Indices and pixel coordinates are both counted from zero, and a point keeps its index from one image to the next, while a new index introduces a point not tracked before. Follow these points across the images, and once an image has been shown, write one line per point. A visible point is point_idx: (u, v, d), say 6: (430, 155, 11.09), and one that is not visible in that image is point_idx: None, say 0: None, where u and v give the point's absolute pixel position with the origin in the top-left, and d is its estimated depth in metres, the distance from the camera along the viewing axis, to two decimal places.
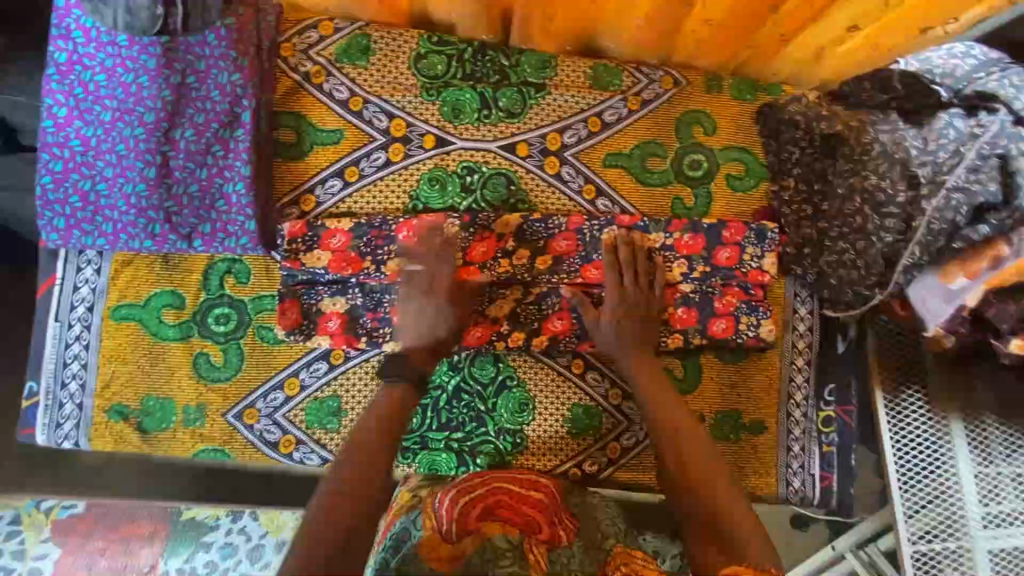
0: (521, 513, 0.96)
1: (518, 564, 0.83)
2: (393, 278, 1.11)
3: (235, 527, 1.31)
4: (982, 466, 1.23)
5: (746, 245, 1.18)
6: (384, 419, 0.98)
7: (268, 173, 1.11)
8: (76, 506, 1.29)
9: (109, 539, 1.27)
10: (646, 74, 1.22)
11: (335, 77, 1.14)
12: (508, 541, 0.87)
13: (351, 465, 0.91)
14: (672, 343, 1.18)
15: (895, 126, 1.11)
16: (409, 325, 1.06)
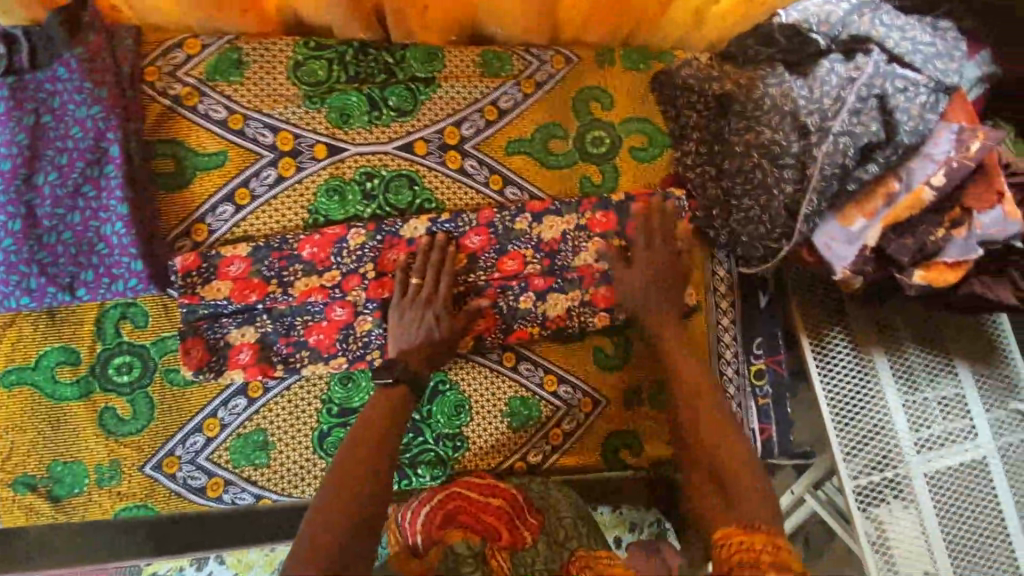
0: (480, 516, 1.02)
1: (480, 570, 0.94)
2: (303, 299, 1.07)
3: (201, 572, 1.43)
4: (909, 394, 1.30)
5: None
6: (378, 422, 0.97)
7: (151, 207, 1.04)
8: None
9: None
10: (536, 55, 1.20)
11: (210, 96, 1.08)
12: (469, 548, 0.96)
13: (345, 471, 0.89)
14: (598, 323, 1.18)
15: (782, 79, 1.11)
16: (399, 333, 1.04)
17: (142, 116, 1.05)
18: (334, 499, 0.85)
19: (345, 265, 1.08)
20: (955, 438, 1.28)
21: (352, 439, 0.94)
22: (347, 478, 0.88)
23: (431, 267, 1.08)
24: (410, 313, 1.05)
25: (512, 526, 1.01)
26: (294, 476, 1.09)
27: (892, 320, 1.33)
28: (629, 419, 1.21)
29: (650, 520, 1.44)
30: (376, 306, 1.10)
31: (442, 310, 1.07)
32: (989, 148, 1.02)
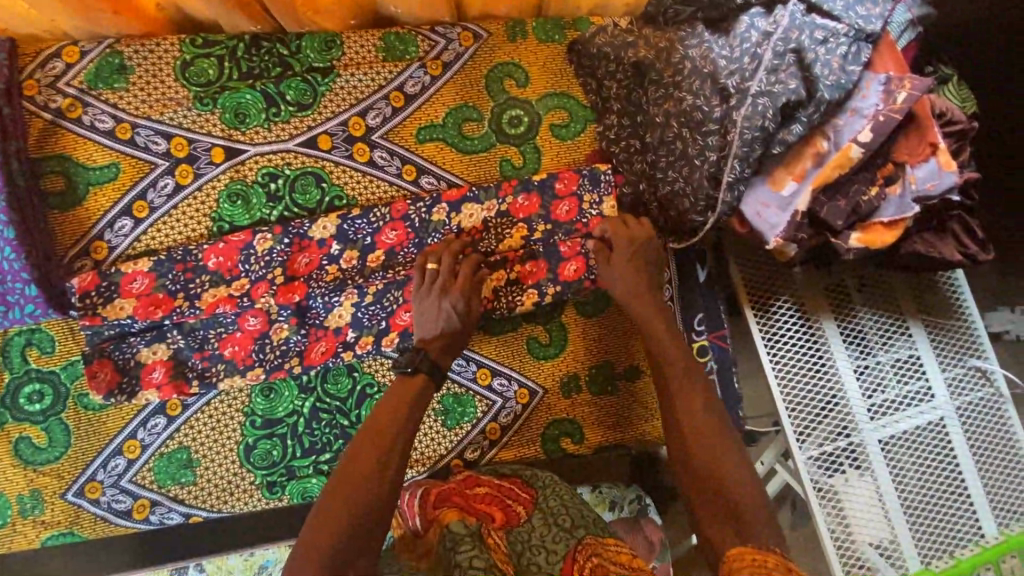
0: (476, 502, 1.01)
1: (477, 548, 0.90)
2: (210, 311, 1.03)
3: None
4: (861, 359, 1.25)
5: (582, 193, 1.13)
6: (398, 411, 0.94)
7: (42, 226, 1.00)
8: None
9: None
10: (442, 34, 1.13)
11: (94, 106, 1.03)
12: (466, 527, 0.93)
13: (353, 467, 0.89)
14: (527, 301, 1.13)
15: (701, 38, 1.05)
16: (418, 320, 1.01)
17: (23, 133, 1.00)
18: (335, 505, 0.85)
19: (253, 274, 1.04)
20: (911, 401, 1.24)
21: (363, 433, 0.93)
22: (347, 481, 0.87)
23: (449, 255, 1.05)
24: (431, 300, 1.02)
25: (503, 505, 1.01)
26: (222, 491, 1.06)
27: (842, 283, 1.27)
28: (570, 406, 1.18)
29: (631, 496, 1.21)
30: (290, 313, 1.05)
31: (468, 295, 1.03)
32: (917, 98, 0.96)
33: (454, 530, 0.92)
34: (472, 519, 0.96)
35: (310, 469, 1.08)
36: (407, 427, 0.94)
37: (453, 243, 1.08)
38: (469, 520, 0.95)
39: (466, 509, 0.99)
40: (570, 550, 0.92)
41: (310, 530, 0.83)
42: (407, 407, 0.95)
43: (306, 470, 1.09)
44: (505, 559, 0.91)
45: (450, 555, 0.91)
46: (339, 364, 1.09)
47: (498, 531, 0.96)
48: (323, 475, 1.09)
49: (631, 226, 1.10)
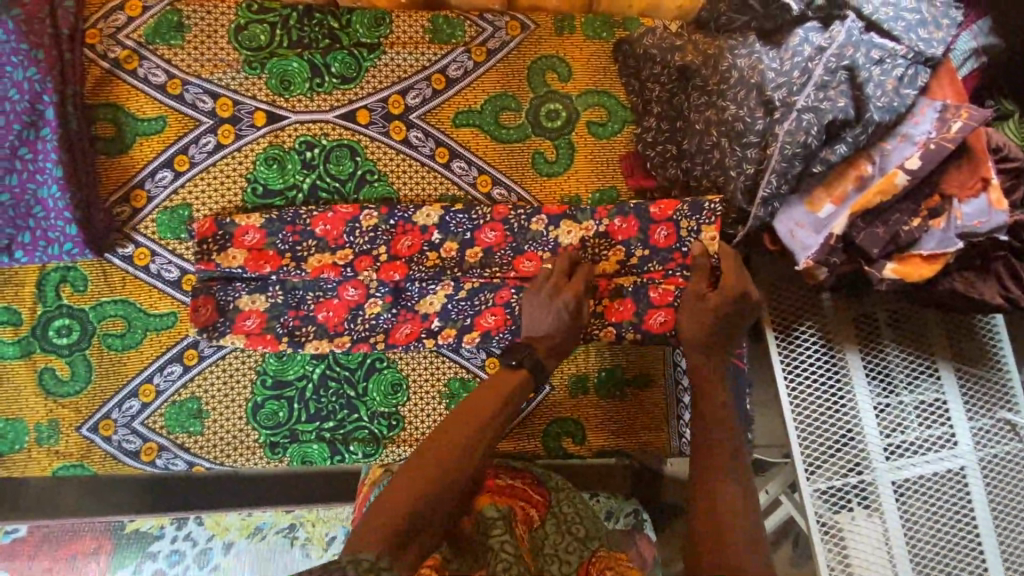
0: (501, 490, 0.99)
1: (509, 533, 0.86)
2: (316, 275, 1.08)
3: (181, 534, 1.29)
4: (883, 397, 1.20)
5: (680, 220, 1.08)
6: (495, 397, 0.97)
7: (88, 169, 1.04)
8: (19, 531, 1.28)
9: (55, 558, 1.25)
10: (491, 21, 1.13)
11: (149, 60, 1.06)
12: (498, 511, 0.88)
13: (442, 440, 0.90)
14: (604, 337, 1.11)
15: (752, 49, 1.03)
16: (533, 319, 1.04)
17: (82, 78, 1.04)
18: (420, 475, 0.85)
19: (282, 245, 1.07)
20: (932, 446, 1.18)
21: (460, 410, 0.95)
22: (430, 454, 0.88)
23: (566, 260, 1.08)
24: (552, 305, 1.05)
25: (521, 506, 0.98)
26: (226, 445, 1.09)
27: (871, 314, 1.23)
28: (574, 407, 1.17)
29: (627, 509, 1.19)
30: (387, 291, 1.10)
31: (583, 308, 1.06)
32: (973, 128, 0.92)
33: (487, 515, 0.87)
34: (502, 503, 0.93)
35: (312, 435, 1.10)
36: (500, 415, 0.96)
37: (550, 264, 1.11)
38: (500, 504, 0.91)
39: (492, 494, 0.96)
40: (584, 560, 0.94)
41: (388, 490, 0.84)
42: (507, 396, 0.98)
43: (309, 435, 1.11)
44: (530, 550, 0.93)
45: (479, 538, 0.86)
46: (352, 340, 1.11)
47: (520, 523, 0.94)
48: (325, 442, 1.11)
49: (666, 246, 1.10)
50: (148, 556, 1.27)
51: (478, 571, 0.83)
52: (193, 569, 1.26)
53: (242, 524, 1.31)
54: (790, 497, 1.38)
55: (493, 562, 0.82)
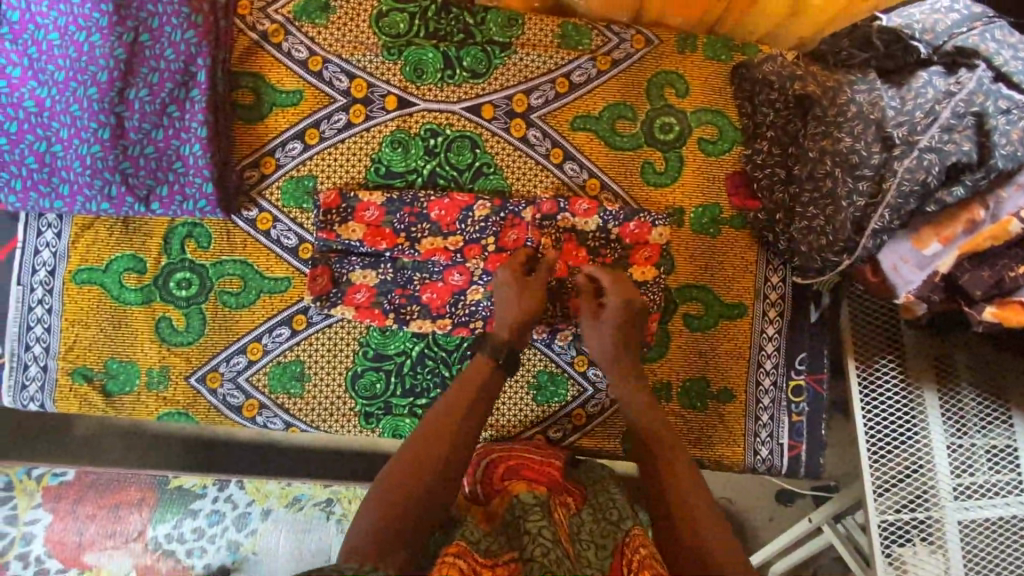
0: (542, 477, 1.01)
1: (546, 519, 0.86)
2: (426, 257, 1.12)
3: (221, 496, 1.41)
4: (956, 438, 1.20)
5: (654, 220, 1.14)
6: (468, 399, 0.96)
7: (226, 133, 1.09)
8: (65, 475, 1.40)
9: (98, 506, 1.38)
10: (617, 33, 1.17)
11: (294, 36, 1.12)
12: (535, 497, 0.90)
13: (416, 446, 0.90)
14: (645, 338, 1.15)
15: (873, 85, 1.05)
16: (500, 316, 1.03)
17: (231, 47, 1.10)
18: (390, 495, 0.83)
19: (399, 225, 1.11)
20: (1002, 492, 1.17)
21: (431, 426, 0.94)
22: (400, 472, 0.87)
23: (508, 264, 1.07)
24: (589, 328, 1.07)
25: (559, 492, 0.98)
26: (324, 410, 1.13)
27: (950, 356, 1.23)
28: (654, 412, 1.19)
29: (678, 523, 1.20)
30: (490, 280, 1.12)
31: (611, 332, 1.05)
32: None
33: (524, 500, 0.90)
34: (541, 489, 0.94)
35: (405, 409, 1.14)
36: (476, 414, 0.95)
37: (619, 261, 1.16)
38: (537, 492, 0.92)
39: (532, 481, 0.98)
40: (619, 543, 0.86)
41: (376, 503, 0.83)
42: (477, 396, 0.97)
43: (401, 409, 1.14)
44: (565, 535, 0.87)
45: (517, 522, 0.86)
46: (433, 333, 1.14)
47: (562, 508, 0.94)
48: (416, 418, 1.14)
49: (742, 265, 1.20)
50: (189, 513, 1.39)
51: (512, 552, 0.83)
52: (230, 530, 1.39)
53: (281, 494, 1.42)
54: (833, 529, 1.39)
55: (529, 547, 0.81)
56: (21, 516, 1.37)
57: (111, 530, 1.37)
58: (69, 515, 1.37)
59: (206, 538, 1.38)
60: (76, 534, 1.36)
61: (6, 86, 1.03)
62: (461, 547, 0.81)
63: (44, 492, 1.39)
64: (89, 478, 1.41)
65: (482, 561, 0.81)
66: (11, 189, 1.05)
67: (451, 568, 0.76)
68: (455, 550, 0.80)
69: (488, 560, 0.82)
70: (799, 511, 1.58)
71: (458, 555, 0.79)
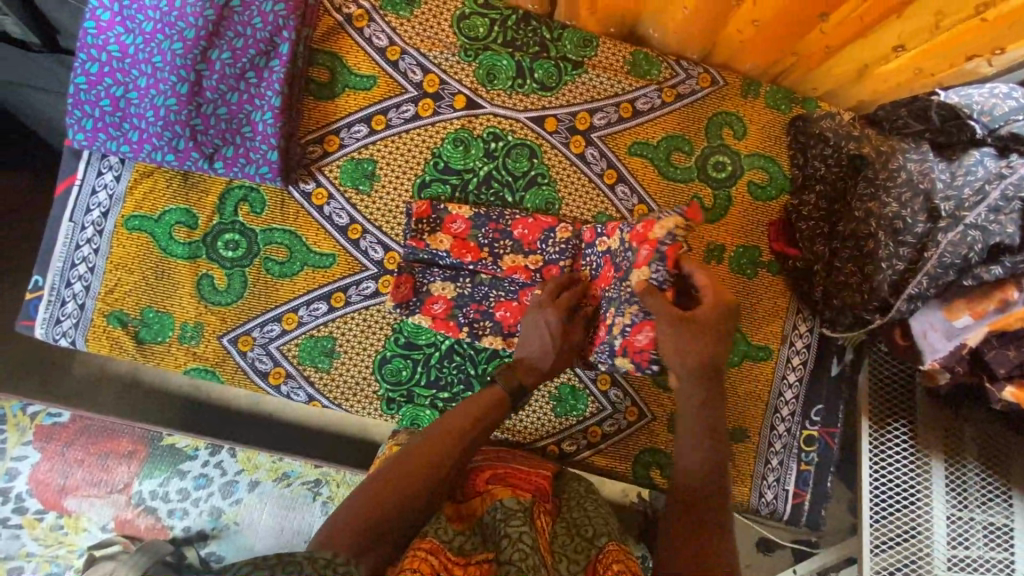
0: (525, 484, 1.00)
1: (527, 524, 0.84)
2: (507, 274, 1.15)
3: (212, 460, 1.41)
4: (955, 510, 1.21)
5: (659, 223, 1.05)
6: (481, 410, 1.00)
7: (298, 105, 1.12)
8: (60, 416, 1.41)
9: (86, 453, 1.38)
10: (685, 69, 1.21)
11: (377, 23, 1.15)
12: (518, 503, 0.88)
13: (422, 444, 0.93)
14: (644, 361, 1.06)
15: (925, 156, 1.06)
16: (525, 344, 1.09)
17: (315, 25, 1.13)
18: (377, 489, 0.86)
19: (483, 239, 1.14)
20: (993, 568, 1.18)
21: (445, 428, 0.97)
22: (389, 470, 0.90)
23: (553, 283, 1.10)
24: (687, 339, 0.97)
25: (540, 499, 0.98)
26: (348, 388, 1.15)
27: (959, 429, 1.24)
28: (668, 440, 1.20)
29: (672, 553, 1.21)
30: None
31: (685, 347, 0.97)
32: None
33: (507, 505, 0.88)
34: (525, 495, 0.93)
35: (426, 400, 1.16)
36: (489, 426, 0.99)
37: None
38: (522, 497, 0.91)
39: (515, 486, 0.97)
40: (592, 561, 0.86)
41: (371, 488, 0.86)
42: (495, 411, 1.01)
43: (423, 400, 1.16)
44: (545, 544, 0.86)
45: (498, 525, 0.85)
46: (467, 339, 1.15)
47: (544, 515, 0.94)
48: (436, 410, 1.16)
49: (773, 309, 1.23)
50: (178, 473, 1.39)
51: (488, 553, 0.83)
52: (215, 496, 1.39)
53: (270, 468, 1.42)
54: None
55: (508, 551, 0.79)
56: (11, 451, 1.38)
57: (96, 478, 1.37)
58: (58, 455, 1.38)
59: (190, 500, 1.38)
60: (61, 477, 1.37)
61: (94, 28, 1.05)
62: (434, 544, 0.80)
63: (38, 430, 1.39)
64: (81, 424, 1.41)
65: (455, 559, 0.80)
66: (80, 127, 1.06)
67: (424, 565, 0.76)
68: (430, 546, 0.80)
69: (462, 559, 0.81)
70: (775, 563, 1.58)
71: (430, 551, 0.79)
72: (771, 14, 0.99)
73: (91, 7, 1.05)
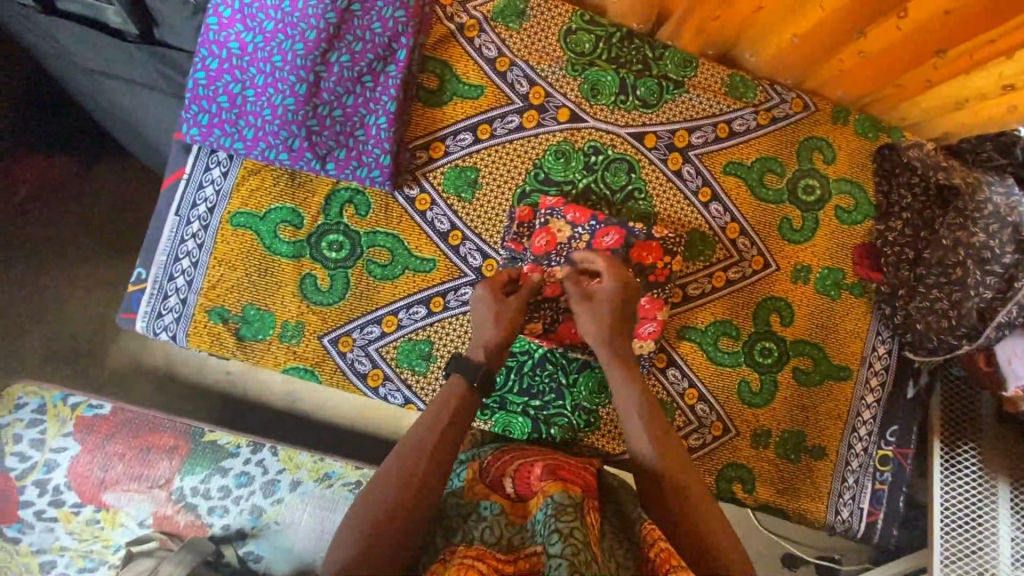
0: (576, 479, 0.96)
1: (578, 522, 0.80)
2: None
3: (253, 458, 1.38)
4: (1020, 532, 1.17)
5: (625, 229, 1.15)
6: (451, 404, 0.98)
7: (408, 111, 1.13)
8: (101, 408, 1.38)
9: (128, 446, 1.36)
10: (779, 93, 1.24)
11: (487, 34, 1.17)
12: (569, 498, 0.84)
13: (406, 451, 0.91)
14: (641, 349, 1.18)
15: (1010, 189, 1.10)
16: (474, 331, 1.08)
17: (429, 32, 1.15)
18: (375, 512, 0.84)
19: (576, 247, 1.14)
20: None
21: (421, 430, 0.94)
22: (381, 485, 0.88)
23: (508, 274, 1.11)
24: (590, 314, 1.07)
25: (589, 495, 0.94)
26: None
27: None
28: (751, 455, 1.24)
29: None
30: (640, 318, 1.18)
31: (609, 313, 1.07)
32: None
33: (558, 500, 0.83)
34: (575, 490, 0.89)
35: (519, 407, 1.17)
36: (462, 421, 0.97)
37: (734, 299, 1.23)
38: (572, 493, 0.86)
39: (566, 481, 0.92)
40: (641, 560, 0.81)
41: (367, 513, 0.84)
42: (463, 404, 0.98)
43: (515, 407, 1.18)
44: (594, 540, 0.82)
45: (547, 521, 0.80)
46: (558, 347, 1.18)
47: (594, 512, 0.90)
48: (528, 417, 1.17)
49: (855, 331, 1.27)
50: (220, 470, 1.36)
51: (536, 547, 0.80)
52: (257, 495, 1.37)
53: (312, 468, 1.40)
54: None
55: (559, 545, 0.76)
56: (48, 443, 1.35)
57: (138, 472, 1.35)
58: (97, 450, 1.35)
59: (230, 498, 1.36)
60: (98, 470, 1.34)
61: (216, 24, 1.05)
62: (480, 550, 0.79)
63: (78, 421, 1.37)
64: (122, 416, 1.38)
65: (503, 558, 0.79)
66: (196, 122, 1.07)
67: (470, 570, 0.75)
68: (476, 553, 0.78)
69: (509, 557, 0.80)
70: None
71: (477, 558, 0.78)
72: (881, 46, 1.03)
73: (214, 3, 1.05)
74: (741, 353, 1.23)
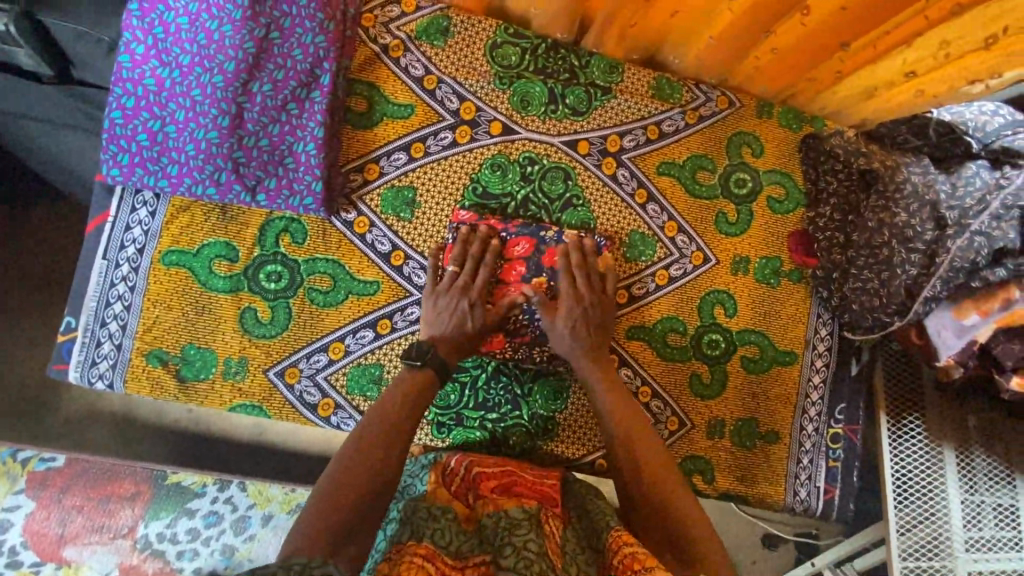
0: (534, 492, 0.98)
1: (534, 532, 0.80)
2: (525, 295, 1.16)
3: (220, 496, 1.35)
4: (966, 493, 1.20)
5: (542, 237, 1.17)
6: (410, 395, 1.02)
7: (339, 135, 1.13)
8: (54, 460, 1.33)
9: (86, 498, 1.31)
10: (704, 92, 1.28)
11: (413, 53, 1.17)
12: (524, 511, 0.84)
13: (362, 441, 0.94)
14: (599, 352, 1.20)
15: (926, 169, 1.13)
16: (433, 319, 1.09)
17: (354, 55, 1.14)
18: (332, 492, 0.86)
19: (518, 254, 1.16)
20: (1006, 546, 1.16)
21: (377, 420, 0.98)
22: (336, 470, 0.90)
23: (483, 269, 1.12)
24: (561, 325, 1.11)
25: (548, 502, 0.96)
26: None
27: None
28: (709, 446, 1.27)
29: None
30: None
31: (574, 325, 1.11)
32: None
33: (512, 514, 0.83)
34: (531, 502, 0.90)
35: (476, 422, 1.17)
36: (416, 415, 1.01)
37: (679, 296, 1.26)
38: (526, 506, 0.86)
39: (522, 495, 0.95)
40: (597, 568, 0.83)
41: (324, 495, 0.86)
42: (414, 397, 1.02)
43: (472, 422, 1.18)
44: (553, 548, 0.83)
45: (501, 534, 0.81)
46: (504, 360, 1.19)
47: (554, 520, 0.90)
48: (486, 431, 1.17)
49: (797, 316, 1.31)
50: (186, 512, 1.32)
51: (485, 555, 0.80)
52: (227, 534, 1.33)
53: (284, 500, 1.36)
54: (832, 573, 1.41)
55: (510, 558, 0.77)
56: (1, 502, 1.29)
57: (99, 524, 1.30)
58: (53, 503, 1.30)
59: (200, 540, 1.32)
60: (57, 524, 1.29)
61: (128, 62, 1.03)
62: (429, 549, 0.79)
63: (30, 477, 1.31)
64: (78, 466, 1.33)
65: (451, 563, 0.79)
66: (116, 162, 1.05)
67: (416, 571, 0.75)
68: (426, 552, 0.79)
69: (458, 561, 0.80)
70: (778, 559, 1.65)
71: (427, 557, 0.78)
72: (791, 42, 1.06)
73: (125, 40, 1.03)
74: (690, 346, 1.26)
